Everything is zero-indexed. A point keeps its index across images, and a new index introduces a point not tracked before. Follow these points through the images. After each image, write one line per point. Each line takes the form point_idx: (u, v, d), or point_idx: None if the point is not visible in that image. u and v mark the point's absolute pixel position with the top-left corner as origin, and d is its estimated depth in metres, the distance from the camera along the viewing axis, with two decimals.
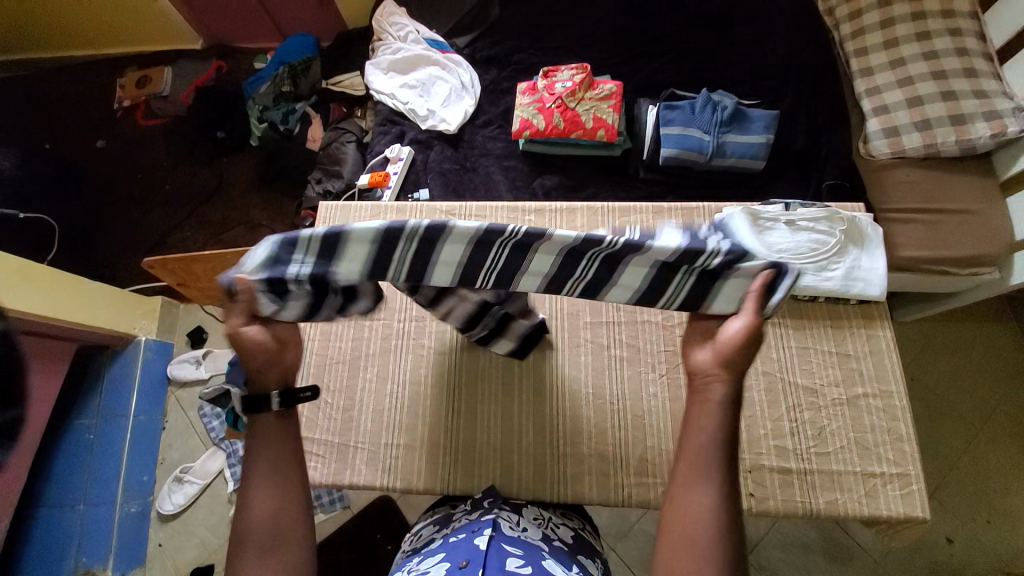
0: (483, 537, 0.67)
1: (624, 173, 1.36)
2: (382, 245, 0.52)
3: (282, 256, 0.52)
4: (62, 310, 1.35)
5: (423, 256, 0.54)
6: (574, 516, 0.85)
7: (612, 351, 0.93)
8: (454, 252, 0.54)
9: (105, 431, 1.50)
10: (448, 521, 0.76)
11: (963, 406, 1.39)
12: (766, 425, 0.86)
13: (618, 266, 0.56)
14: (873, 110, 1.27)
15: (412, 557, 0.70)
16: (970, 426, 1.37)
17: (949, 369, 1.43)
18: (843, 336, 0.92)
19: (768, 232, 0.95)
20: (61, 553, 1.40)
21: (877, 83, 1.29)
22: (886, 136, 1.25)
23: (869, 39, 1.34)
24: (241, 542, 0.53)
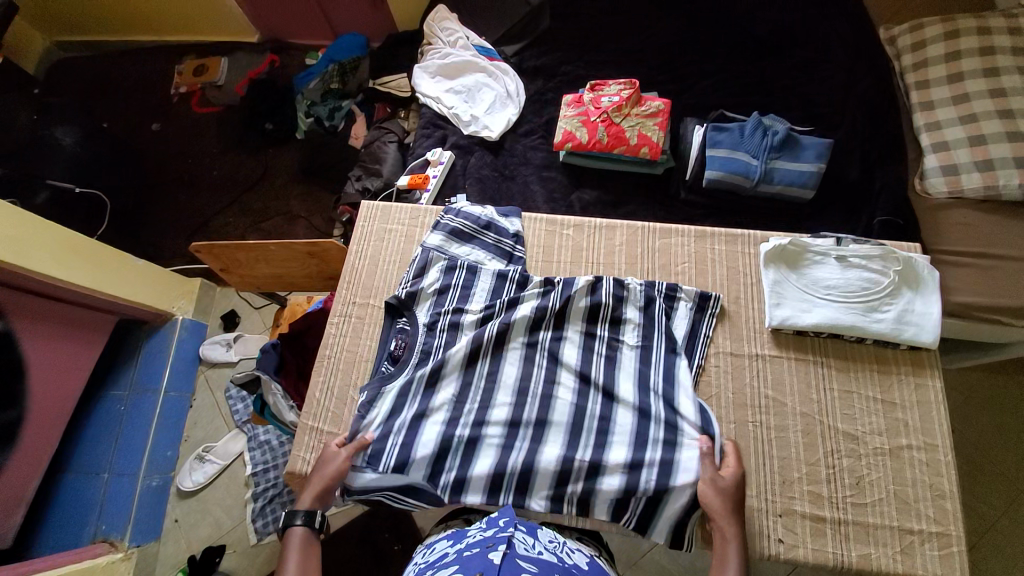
0: (498, 551, 0.64)
1: (665, 192, 1.34)
2: (442, 452, 0.83)
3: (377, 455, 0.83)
4: (108, 284, 1.42)
5: (467, 454, 0.83)
6: (590, 545, 0.81)
7: (656, 368, 0.87)
8: (483, 466, 0.83)
9: (136, 404, 1.55)
10: (462, 537, 0.73)
11: (1010, 466, 1.30)
12: (801, 468, 0.83)
13: (607, 441, 0.82)
14: (932, 146, 1.22)
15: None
16: (1014, 489, 1.28)
17: (996, 427, 1.34)
18: (889, 383, 0.87)
19: (814, 265, 0.92)
20: (82, 519, 1.44)
21: (938, 119, 1.24)
22: (944, 174, 1.19)
23: (932, 73, 1.28)
24: None
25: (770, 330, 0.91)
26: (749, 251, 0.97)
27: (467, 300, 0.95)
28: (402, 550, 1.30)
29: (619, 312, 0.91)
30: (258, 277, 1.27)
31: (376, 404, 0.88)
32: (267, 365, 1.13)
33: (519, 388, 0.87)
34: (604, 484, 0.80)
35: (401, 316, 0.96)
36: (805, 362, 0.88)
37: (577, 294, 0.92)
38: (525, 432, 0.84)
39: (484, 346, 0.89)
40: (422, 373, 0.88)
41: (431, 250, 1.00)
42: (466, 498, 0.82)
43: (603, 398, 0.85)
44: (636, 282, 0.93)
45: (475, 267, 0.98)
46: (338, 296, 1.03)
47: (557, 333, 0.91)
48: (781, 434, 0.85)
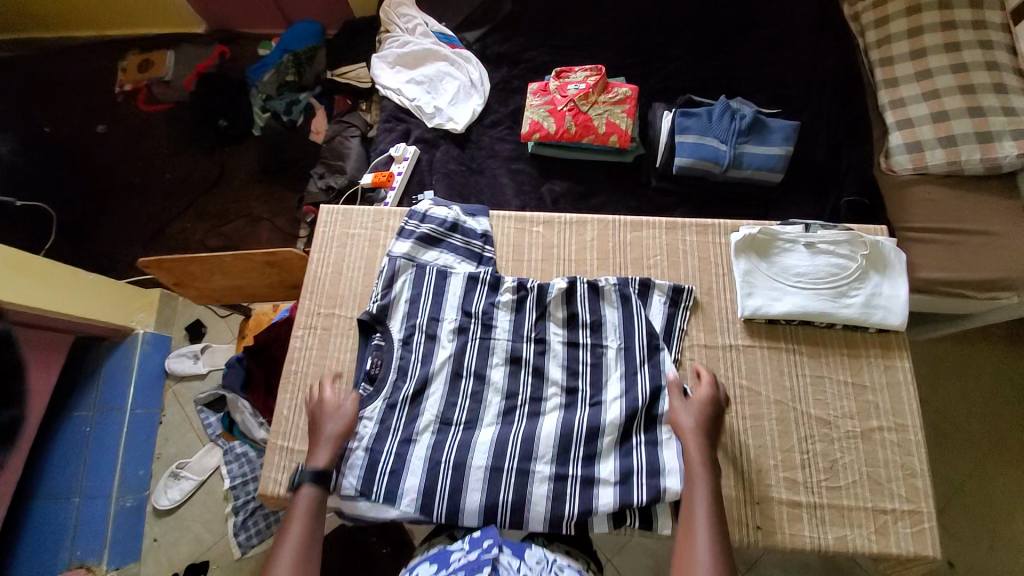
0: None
1: (636, 180, 1.32)
2: (430, 482, 0.80)
3: (367, 491, 0.80)
4: (60, 302, 1.34)
5: (457, 480, 0.80)
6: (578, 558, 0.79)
7: (642, 373, 0.86)
8: (474, 498, 0.79)
9: (102, 423, 1.49)
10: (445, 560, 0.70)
11: (972, 430, 1.36)
12: (777, 456, 0.83)
13: (596, 459, 0.81)
14: (897, 122, 1.23)
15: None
16: (977, 452, 1.34)
17: (959, 394, 1.39)
18: (859, 366, 0.88)
19: (784, 253, 0.91)
20: (55, 546, 1.37)
21: (902, 95, 1.24)
22: (909, 151, 1.20)
23: (895, 49, 1.28)
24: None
25: (742, 320, 0.90)
26: (721, 240, 0.96)
27: (440, 309, 0.92)
28: (390, 555, 1.29)
29: (598, 316, 0.90)
30: (216, 289, 1.20)
31: (357, 433, 0.84)
32: (233, 381, 1.12)
33: (503, 410, 0.86)
34: (600, 492, 0.79)
35: (375, 332, 0.92)
36: (777, 351, 0.89)
37: (553, 301, 0.91)
38: (514, 451, 0.82)
39: (468, 366, 0.88)
40: (403, 395, 0.86)
41: (398, 259, 0.96)
42: (466, 521, 0.78)
43: (592, 409, 0.84)
44: (611, 280, 0.92)
45: (446, 272, 0.95)
46: (301, 307, 0.98)
47: (539, 344, 0.89)
48: (756, 422, 0.85)
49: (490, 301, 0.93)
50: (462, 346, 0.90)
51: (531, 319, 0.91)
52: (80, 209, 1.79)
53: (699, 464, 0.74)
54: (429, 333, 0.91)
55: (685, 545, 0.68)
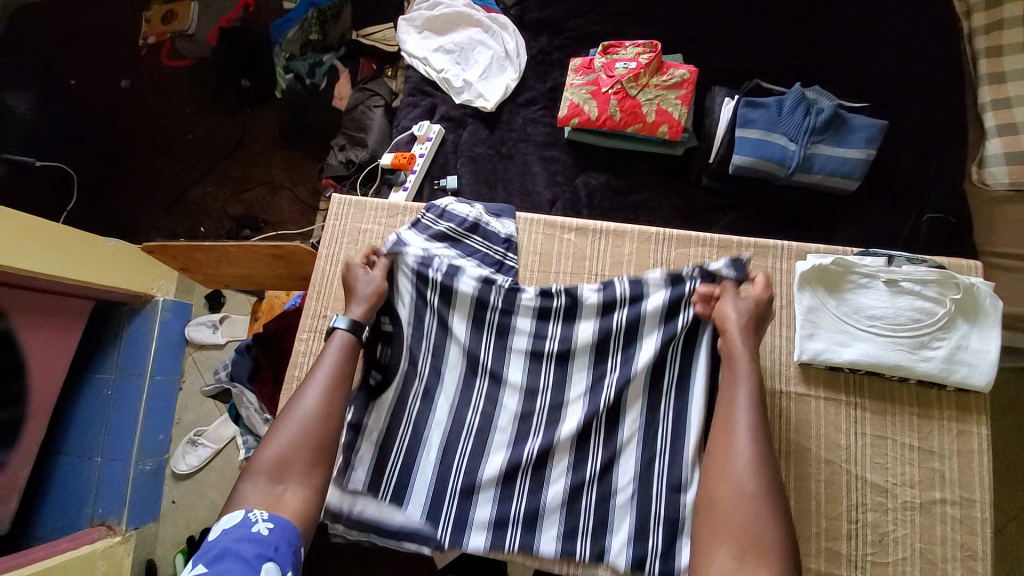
0: None
1: (684, 176, 1.17)
2: (440, 490, 0.77)
3: (375, 492, 0.77)
4: (80, 269, 1.31)
5: (469, 485, 0.76)
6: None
7: (669, 417, 0.75)
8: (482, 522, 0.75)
9: (121, 388, 1.50)
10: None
11: None
12: (820, 522, 0.73)
13: (613, 479, 0.75)
14: (998, 127, 1.04)
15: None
16: None
17: None
18: (929, 429, 0.75)
19: (857, 290, 0.77)
20: (79, 501, 1.43)
21: (1008, 94, 1.05)
22: (1010, 162, 1.01)
23: (1006, 36, 1.07)
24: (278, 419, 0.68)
25: (797, 363, 0.78)
26: (782, 268, 0.83)
27: (452, 301, 0.83)
28: None
29: (636, 312, 0.79)
30: (223, 275, 1.16)
31: (364, 429, 0.78)
32: (242, 373, 1.11)
33: (516, 435, 0.78)
34: (615, 526, 0.74)
35: (381, 318, 0.82)
36: (834, 402, 0.77)
37: (585, 298, 0.81)
38: (528, 461, 0.76)
39: (478, 386, 0.81)
40: (414, 392, 0.81)
41: (403, 248, 0.83)
42: (470, 536, 0.75)
43: (608, 450, 0.76)
44: (657, 274, 0.79)
45: (455, 272, 0.84)
46: (308, 307, 0.91)
47: (563, 342, 0.81)
48: (801, 484, 0.75)
49: (506, 314, 0.83)
50: (475, 342, 0.82)
51: (551, 342, 0.81)
52: (103, 170, 1.76)
53: (744, 353, 0.68)
54: (441, 339, 0.83)
55: (721, 447, 0.64)
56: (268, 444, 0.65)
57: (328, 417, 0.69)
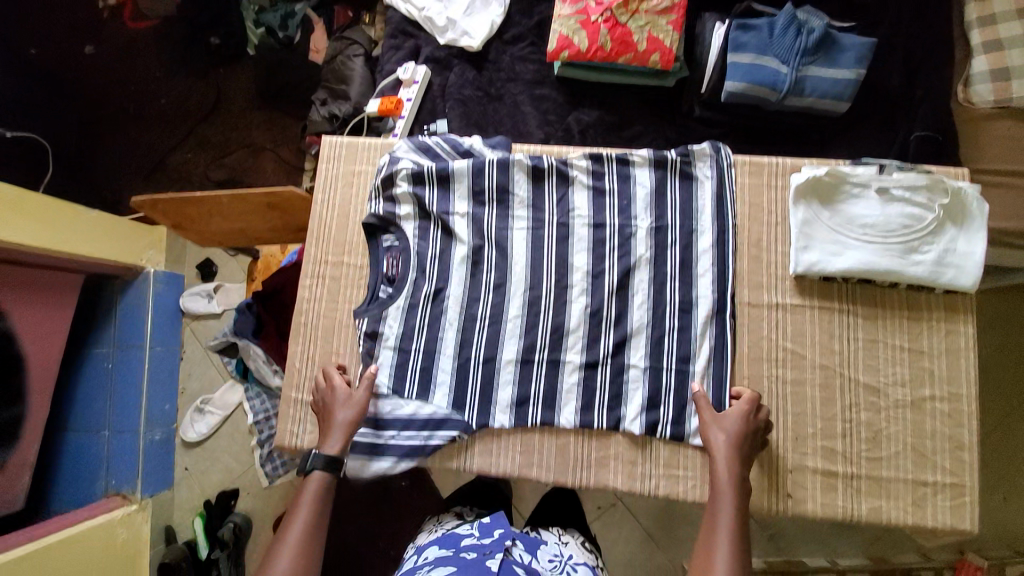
0: (494, 559, 0.80)
1: (676, 109, 1.16)
2: (461, 389, 0.84)
3: (399, 387, 0.84)
4: (68, 241, 1.27)
5: (489, 377, 0.84)
6: (594, 552, 0.97)
7: (669, 320, 0.82)
8: (503, 418, 0.83)
9: (124, 360, 1.49)
10: (455, 543, 0.87)
11: (996, 390, 1.33)
12: (816, 424, 0.78)
13: (624, 376, 0.82)
14: (983, 45, 1.03)
15: (423, 567, 0.82)
16: (998, 407, 1.32)
17: (989, 348, 1.34)
18: (918, 331, 0.79)
19: (850, 200, 0.79)
20: (91, 475, 1.44)
21: (994, 10, 1.03)
22: (993, 79, 1.01)
23: None
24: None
25: (793, 276, 0.81)
26: (777, 184, 0.84)
27: (449, 204, 0.88)
28: (409, 486, 1.37)
29: (628, 193, 0.86)
30: (215, 233, 1.16)
31: (382, 336, 0.85)
32: (245, 329, 1.11)
33: (526, 344, 0.84)
34: (629, 402, 0.81)
35: (386, 234, 0.90)
36: (828, 312, 0.80)
37: (576, 182, 0.88)
38: (543, 344, 0.83)
39: (483, 288, 0.86)
40: (424, 295, 0.86)
41: (401, 159, 0.90)
42: (495, 421, 0.83)
43: (615, 355, 0.82)
44: (643, 153, 0.87)
45: (446, 175, 0.88)
46: (307, 255, 0.91)
47: (562, 230, 0.86)
48: (797, 388, 0.79)
49: (501, 226, 0.88)
50: (478, 231, 0.88)
51: (551, 263, 0.85)
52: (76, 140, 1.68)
53: (728, 487, 0.70)
54: (443, 250, 0.88)
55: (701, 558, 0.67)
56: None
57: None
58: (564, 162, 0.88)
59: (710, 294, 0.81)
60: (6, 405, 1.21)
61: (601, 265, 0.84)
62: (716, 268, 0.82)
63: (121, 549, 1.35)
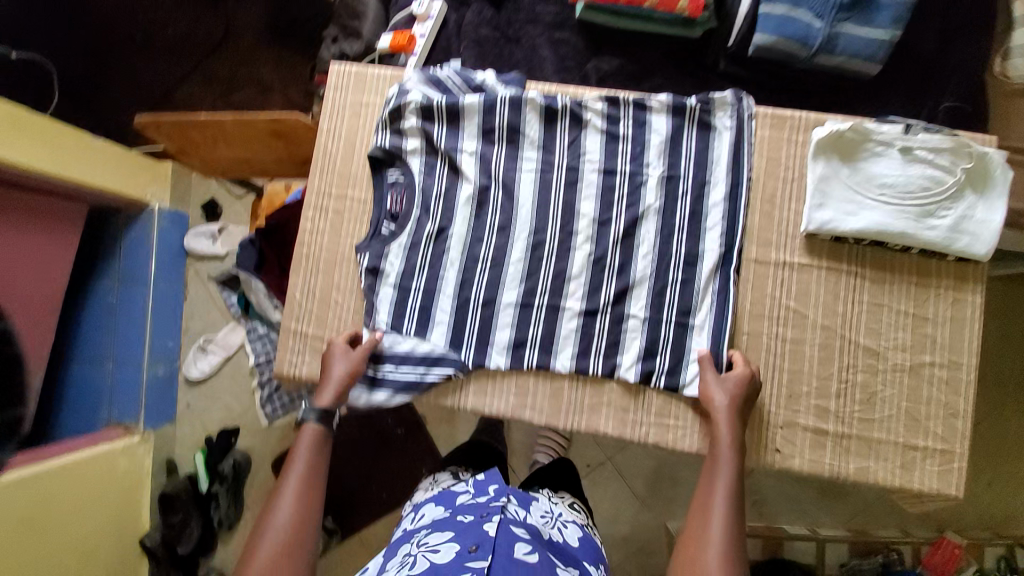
0: (492, 521, 0.79)
1: (700, 63, 1.11)
2: (459, 329, 0.84)
3: (397, 323, 0.84)
4: (74, 169, 1.25)
5: (487, 319, 0.83)
6: (580, 509, 1.01)
7: (673, 271, 0.81)
8: (499, 361, 0.83)
9: (126, 296, 1.50)
10: (451, 502, 0.89)
11: (993, 376, 1.33)
12: (811, 382, 0.78)
13: (623, 325, 0.81)
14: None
15: (422, 529, 0.84)
16: (993, 392, 1.33)
17: (993, 335, 1.34)
18: (925, 298, 0.78)
19: (872, 158, 0.76)
20: (94, 404, 1.45)
21: None
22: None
23: None
24: (259, 534, 0.70)
25: (804, 235, 0.79)
26: (797, 139, 0.81)
27: (458, 141, 0.86)
28: (405, 433, 1.41)
29: (642, 140, 0.83)
30: (221, 160, 1.18)
31: (383, 271, 0.85)
32: (247, 262, 1.10)
33: (527, 288, 0.83)
34: (626, 349, 0.81)
35: (391, 168, 0.88)
36: (836, 273, 0.79)
37: (590, 125, 0.85)
38: (544, 289, 0.83)
39: (487, 229, 0.85)
40: (426, 233, 0.85)
41: (410, 91, 0.87)
42: (491, 361, 0.83)
43: (615, 304, 0.82)
44: (662, 99, 0.83)
45: (456, 110, 0.86)
46: (310, 186, 0.89)
47: (571, 175, 0.84)
48: (797, 347, 0.78)
49: (509, 167, 0.86)
50: (485, 171, 0.86)
51: (558, 208, 0.84)
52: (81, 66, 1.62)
53: (726, 448, 0.72)
54: (449, 188, 0.86)
55: (698, 518, 0.69)
56: (250, 560, 0.68)
57: (304, 522, 0.72)
58: (579, 103, 0.85)
59: (717, 247, 0.80)
60: (15, 326, 1.20)
61: (609, 213, 0.83)
62: (726, 221, 0.80)
63: (122, 479, 1.34)
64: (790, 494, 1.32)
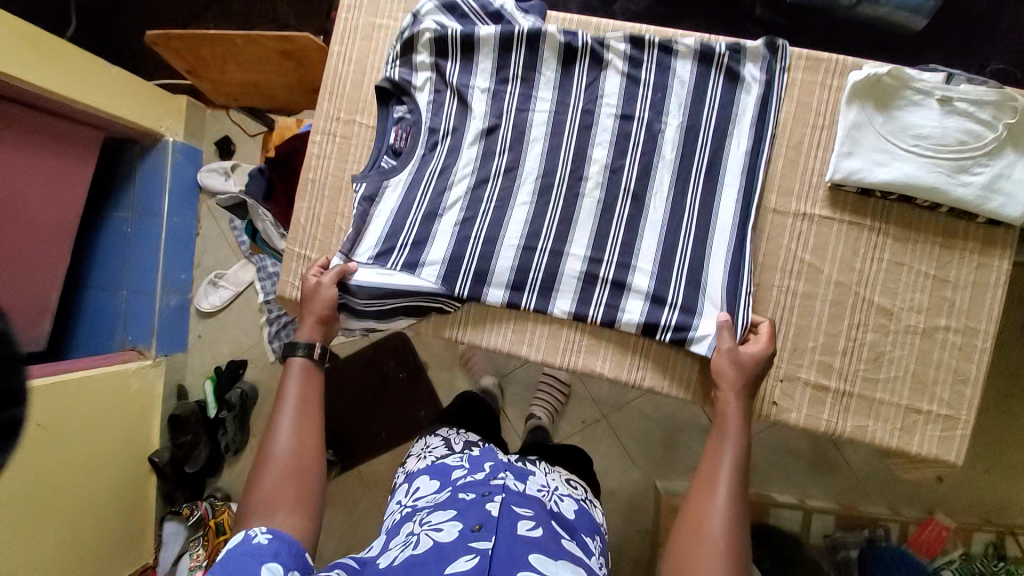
0: (494, 501, 0.76)
1: (735, 8, 1.05)
2: (451, 267, 0.80)
3: (387, 253, 0.81)
4: (95, 92, 1.23)
5: (484, 258, 0.80)
6: (578, 485, 0.97)
7: (689, 214, 0.78)
8: (496, 296, 0.81)
9: (139, 224, 1.51)
10: (449, 481, 0.85)
11: (1006, 367, 1.30)
12: (818, 338, 0.76)
13: (628, 270, 0.78)
14: None
15: (422, 509, 0.81)
16: (1007, 384, 1.30)
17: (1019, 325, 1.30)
18: (948, 260, 0.75)
19: (908, 106, 0.72)
20: (109, 328, 1.49)
21: None
22: None
23: None
24: (260, 457, 0.69)
25: (828, 186, 0.77)
26: (831, 83, 0.78)
27: (470, 77, 0.84)
28: (407, 379, 1.43)
29: (663, 86, 0.80)
30: (231, 83, 1.20)
31: (380, 200, 0.83)
32: (256, 191, 1.06)
33: (530, 230, 0.81)
34: (628, 302, 0.78)
35: (399, 103, 0.86)
36: (856, 228, 0.77)
37: (611, 66, 0.81)
38: (548, 233, 0.80)
39: (493, 169, 0.82)
40: (430, 170, 0.83)
41: (424, 20, 0.83)
42: (488, 294, 0.80)
43: (622, 249, 0.79)
44: (688, 43, 0.79)
45: (469, 40, 0.82)
46: (320, 111, 0.88)
47: (586, 119, 0.81)
48: (807, 301, 0.77)
49: (521, 108, 0.83)
50: (496, 109, 0.83)
51: (571, 146, 0.81)
52: None
53: (733, 420, 0.69)
54: (459, 124, 0.84)
55: (700, 485, 0.66)
56: (252, 484, 0.67)
57: (304, 449, 0.71)
58: (601, 41, 0.81)
59: (737, 193, 0.77)
60: (41, 246, 1.22)
61: (626, 150, 0.80)
62: (749, 167, 0.77)
63: (137, 399, 1.40)
64: (781, 467, 1.33)
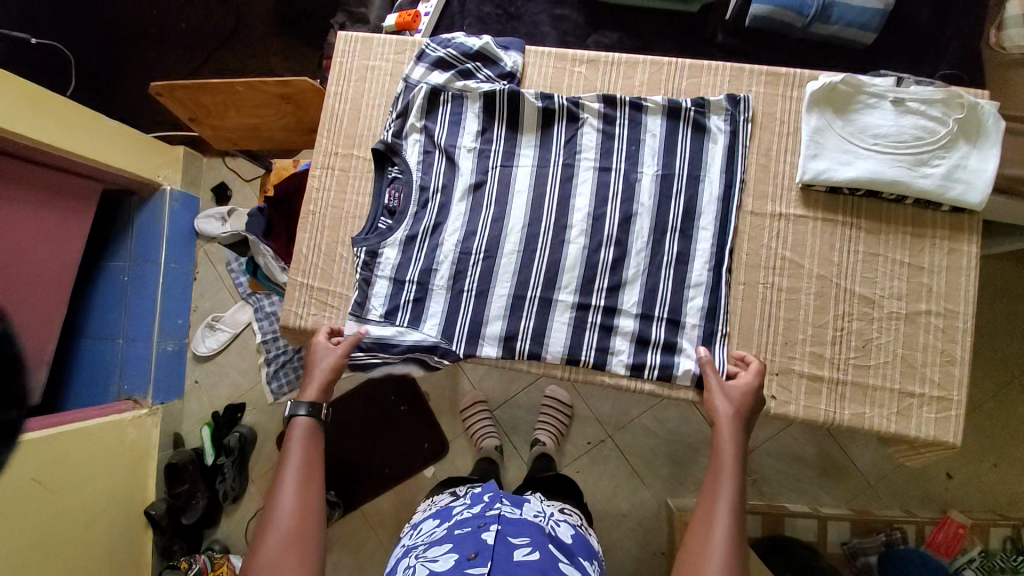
0: (490, 530, 0.75)
1: (699, 35, 1.13)
2: (452, 320, 0.84)
3: (393, 314, 0.85)
4: (91, 145, 1.27)
5: (479, 308, 0.84)
6: (572, 511, 0.96)
7: (672, 223, 0.83)
8: (490, 351, 0.83)
9: (137, 273, 1.52)
10: (449, 514, 0.86)
11: (996, 360, 1.33)
12: (806, 330, 0.80)
13: (618, 293, 0.82)
14: None
15: (420, 545, 0.80)
16: (1001, 378, 1.32)
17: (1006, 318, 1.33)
18: (921, 247, 0.79)
19: (866, 110, 0.78)
20: (106, 380, 1.49)
21: None
22: None
23: None
24: (262, 520, 0.67)
25: (799, 186, 0.82)
26: (791, 95, 0.85)
27: (457, 137, 0.89)
28: (408, 410, 1.42)
29: (636, 140, 0.86)
30: (230, 128, 1.25)
31: (380, 260, 0.87)
32: (256, 228, 1.08)
33: (520, 277, 0.84)
34: (616, 343, 0.82)
35: (391, 164, 0.90)
36: (831, 224, 0.81)
37: (586, 123, 0.87)
38: (535, 283, 0.83)
39: (481, 221, 0.86)
40: (424, 227, 0.87)
41: (416, 86, 0.90)
42: (482, 350, 0.83)
43: (612, 268, 0.82)
44: (657, 100, 0.86)
45: (460, 100, 0.90)
46: (319, 146, 0.93)
47: (567, 171, 0.86)
48: (792, 296, 0.81)
49: (505, 162, 0.88)
50: (482, 167, 0.88)
51: (558, 170, 0.87)
52: None
53: (729, 456, 0.68)
54: (449, 172, 0.89)
55: (698, 522, 0.64)
56: (256, 547, 0.65)
57: (307, 512, 0.68)
58: (577, 103, 0.87)
59: (715, 205, 0.82)
60: (36, 291, 1.22)
61: (608, 167, 0.85)
62: (724, 179, 0.83)
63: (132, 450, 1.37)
64: (787, 475, 1.32)
